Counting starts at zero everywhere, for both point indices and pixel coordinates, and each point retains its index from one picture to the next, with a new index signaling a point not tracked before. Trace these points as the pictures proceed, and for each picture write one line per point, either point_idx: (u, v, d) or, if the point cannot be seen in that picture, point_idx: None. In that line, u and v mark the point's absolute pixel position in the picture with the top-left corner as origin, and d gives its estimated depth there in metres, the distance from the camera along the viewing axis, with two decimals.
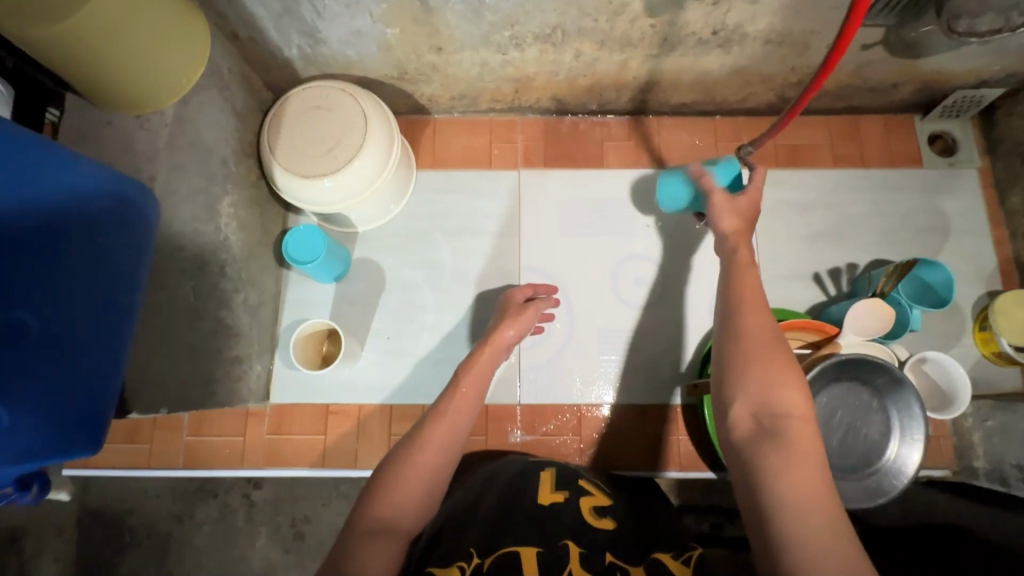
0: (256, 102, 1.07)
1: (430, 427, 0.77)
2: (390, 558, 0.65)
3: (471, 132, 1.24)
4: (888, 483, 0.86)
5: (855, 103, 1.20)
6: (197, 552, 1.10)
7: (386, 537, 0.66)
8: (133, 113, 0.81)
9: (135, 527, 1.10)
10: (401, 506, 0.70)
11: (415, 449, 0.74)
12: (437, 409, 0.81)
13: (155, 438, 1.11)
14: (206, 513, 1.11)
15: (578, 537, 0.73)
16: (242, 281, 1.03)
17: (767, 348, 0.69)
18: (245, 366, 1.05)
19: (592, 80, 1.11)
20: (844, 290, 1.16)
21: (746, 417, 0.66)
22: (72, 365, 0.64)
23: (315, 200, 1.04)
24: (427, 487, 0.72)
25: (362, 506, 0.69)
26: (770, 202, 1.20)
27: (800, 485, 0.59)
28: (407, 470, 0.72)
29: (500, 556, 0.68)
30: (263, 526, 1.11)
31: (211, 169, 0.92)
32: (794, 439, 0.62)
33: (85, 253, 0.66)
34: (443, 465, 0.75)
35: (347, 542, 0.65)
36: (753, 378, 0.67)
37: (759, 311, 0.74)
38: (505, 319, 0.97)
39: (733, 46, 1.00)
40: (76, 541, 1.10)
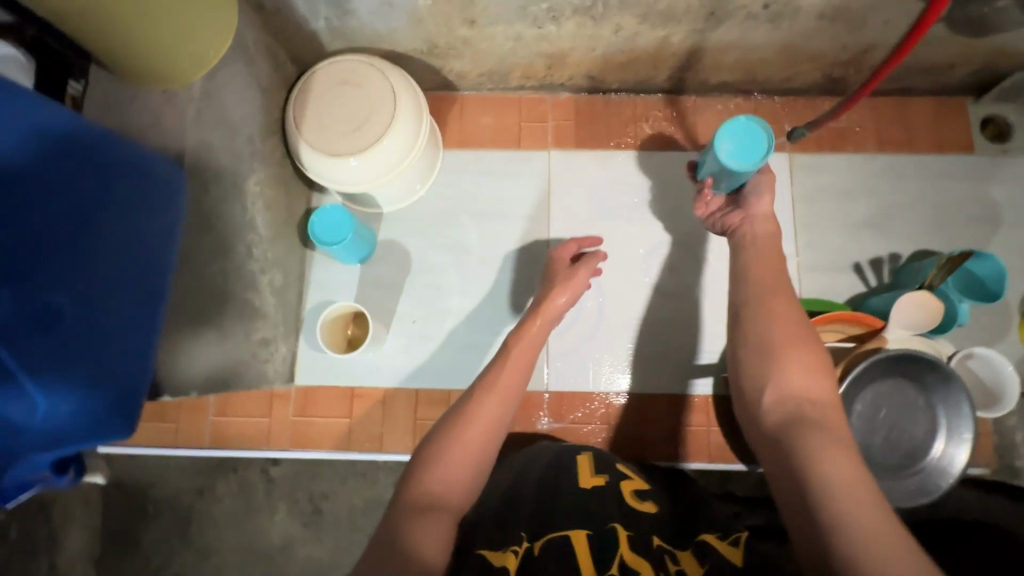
0: (281, 77, 1.03)
1: (476, 407, 0.76)
2: (442, 534, 0.63)
3: (500, 110, 1.20)
4: (932, 483, 0.84)
5: (907, 83, 1.14)
6: (218, 524, 1.10)
7: (436, 512, 0.65)
8: (159, 91, 0.77)
9: (158, 500, 1.11)
10: (453, 477, 0.69)
11: (463, 423, 0.74)
12: (478, 387, 0.80)
13: (180, 418, 1.11)
14: (225, 488, 1.11)
15: (625, 522, 0.71)
16: (267, 262, 1.00)
17: (789, 337, 0.72)
18: (273, 347, 1.04)
19: (630, 57, 1.06)
20: (885, 282, 1.12)
21: (778, 409, 0.68)
22: (108, 350, 0.63)
23: (341, 180, 1.01)
24: (474, 462, 0.71)
25: (410, 481, 0.68)
26: (810, 188, 1.16)
27: (837, 462, 0.59)
28: (454, 443, 0.72)
29: (552, 538, 0.68)
30: (281, 502, 1.10)
31: (238, 147, 0.90)
32: (826, 421, 0.64)
33: (121, 237, 0.65)
34: (490, 443, 0.74)
35: (400, 512, 0.64)
36: (781, 366, 0.70)
37: (779, 298, 0.78)
38: (559, 286, 0.95)
39: (783, 21, 0.95)
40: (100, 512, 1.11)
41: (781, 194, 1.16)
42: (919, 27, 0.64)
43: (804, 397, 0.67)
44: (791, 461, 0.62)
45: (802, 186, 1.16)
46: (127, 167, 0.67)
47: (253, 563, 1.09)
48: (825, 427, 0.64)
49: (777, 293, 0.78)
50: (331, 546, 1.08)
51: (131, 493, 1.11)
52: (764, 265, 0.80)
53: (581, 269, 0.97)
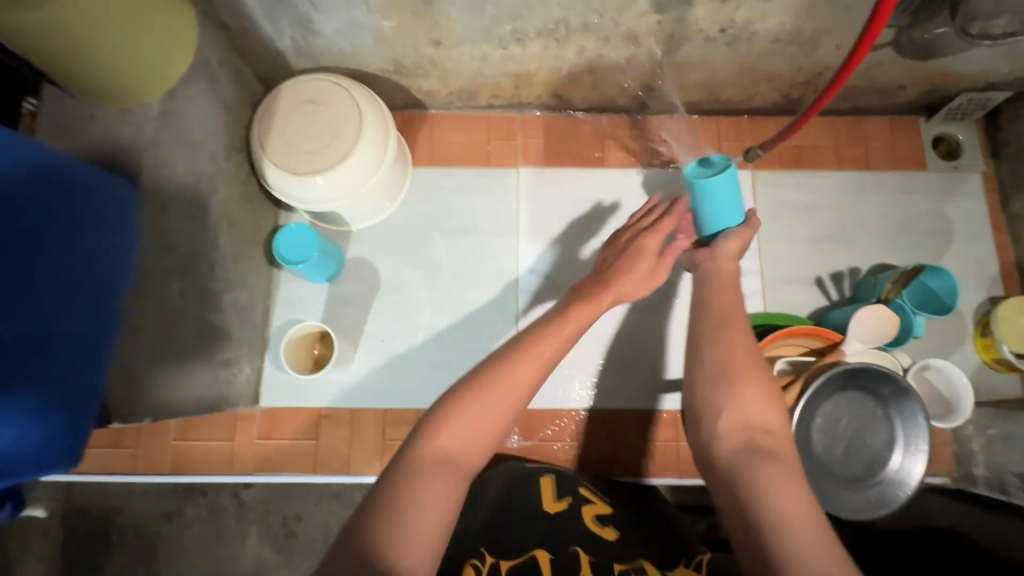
0: (247, 95, 1.02)
1: (516, 364, 0.69)
2: (450, 497, 0.59)
3: (469, 128, 1.20)
4: (891, 493, 0.85)
5: (862, 103, 1.18)
6: (186, 551, 1.06)
7: (447, 472, 0.61)
8: (114, 107, 0.76)
9: (121, 526, 1.07)
10: (476, 435, 0.64)
11: (499, 379, 0.68)
12: (522, 340, 0.73)
13: (140, 443, 1.08)
14: (195, 512, 1.07)
15: (586, 547, 0.73)
16: (231, 282, 0.99)
17: (744, 363, 0.73)
18: (235, 368, 1.01)
19: (595, 77, 1.08)
20: (847, 295, 1.14)
21: (733, 435, 0.69)
22: (58, 373, 0.62)
23: (306, 199, 1.00)
24: (498, 424, 0.66)
25: (424, 433, 0.64)
26: (773, 205, 1.18)
27: (789, 497, 0.61)
28: (479, 399, 0.66)
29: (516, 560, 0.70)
30: (254, 525, 1.07)
31: (200, 166, 0.89)
32: (775, 451, 0.66)
33: (68, 255, 0.63)
34: (517, 405, 0.68)
35: (414, 469, 0.60)
36: (735, 396, 0.71)
37: (735, 324, 0.78)
38: (632, 252, 0.86)
39: (741, 45, 0.98)
40: (60, 543, 1.06)
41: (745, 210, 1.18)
42: (859, 50, 0.65)
43: (757, 425, 0.69)
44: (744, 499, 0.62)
45: (765, 202, 1.19)
46: (75, 184, 0.65)
47: None
48: (779, 459, 0.65)
49: (733, 318, 0.79)
50: (302, 571, 1.05)
51: (93, 520, 1.07)
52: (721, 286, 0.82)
53: (651, 233, 0.87)
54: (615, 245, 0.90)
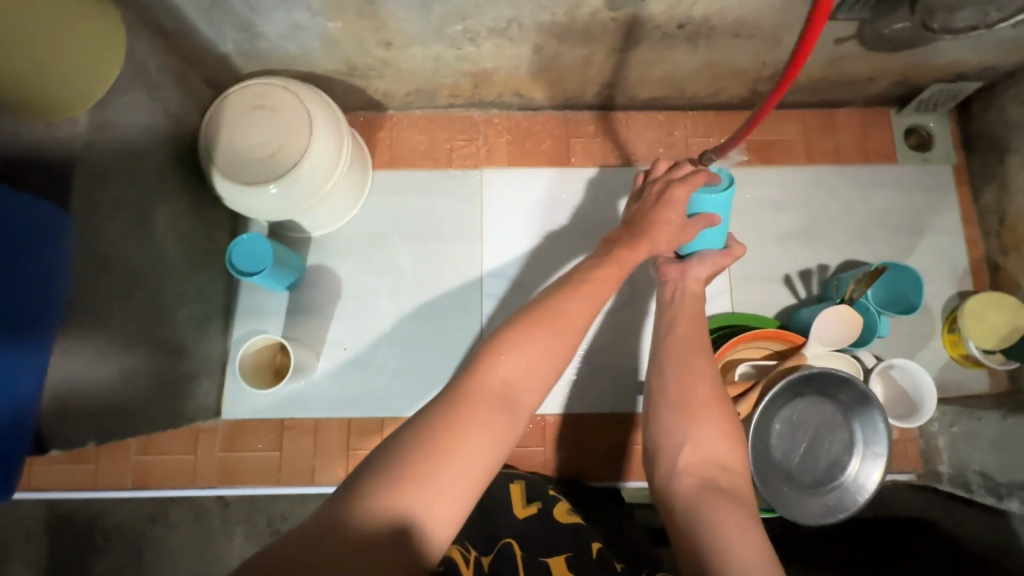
0: (195, 101, 0.99)
1: (563, 306, 0.67)
2: (501, 434, 0.57)
3: (430, 128, 1.17)
4: (849, 498, 0.86)
5: (831, 96, 1.15)
6: (174, 551, 1.09)
7: (502, 408, 0.58)
8: (42, 121, 0.69)
9: (108, 529, 1.09)
10: (522, 373, 0.61)
11: (546, 319, 0.65)
12: (569, 285, 0.71)
13: (100, 459, 1.07)
14: (179, 514, 1.09)
15: (561, 548, 0.77)
16: (184, 297, 0.97)
17: (705, 398, 0.73)
18: (193, 383, 1.00)
19: (555, 75, 1.05)
20: (815, 293, 1.13)
21: (692, 472, 0.68)
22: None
23: (258, 208, 0.97)
24: (545, 366, 0.63)
25: (478, 364, 0.61)
26: (742, 202, 1.16)
27: (740, 530, 0.60)
28: (535, 335, 0.63)
29: (496, 556, 0.76)
30: (240, 525, 1.09)
31: (142, 178, 0.86)
32: (727, 485, 0.66)
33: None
34: (569, 349, 0.65)
35: (461, 401, 0.57)
36: (693, 430, 0.71)
37: (697, 355, 0.78)
38: (661, 203, 0.84)
39: (702, 40, 0.95)
40: (44, 546, 1.08)
41: None
42: (796, 60, 0.61)
43: (718, 463, 0.68)
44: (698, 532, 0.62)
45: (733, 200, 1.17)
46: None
47: None
48: (737, 498, 0.65)
49: (694, 347, 0.79)
50: None
51: (79, 524, 1.09)
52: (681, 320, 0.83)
53: (681, 183, 0.84)
54: (646, 197, 0.87)
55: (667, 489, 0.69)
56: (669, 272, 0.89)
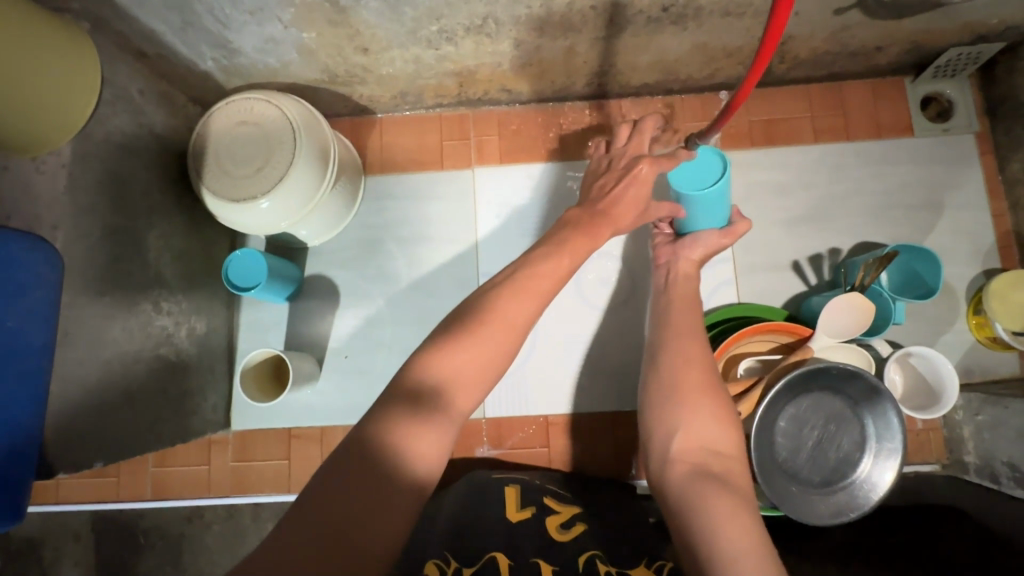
0: (182, 121, 1.00)
1: (504, 310, 0.70)
2: (440, 441, 0.61)
3: (419, 129, 1.16)
4: (861, 497, 0.83)
5: (837, 69, 1.08)
6: (209, 550, 1.10)
7: (437, 419, 0.62)
8: (26, 157, 0.71)
9: (147, 530, 1.11)
10: (457, 381, 0.64)
11: (480, 326, 0.68)
12: (506, 285, 0.73)
13: (122, 472, 1.12)
14: (213, 514, 1.10)
15: (548, 555, 0.73)
16: (184, 314, 0.99)
17: (698, 384, 0.72)
18: (199, 399, 1.03)
19: (540, 68, 1.02)
20: (826, 279, 1.08)
21: (685, 459, 0.66)
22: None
23: (251, 223, 0.97)
24: (482, 372, 0.66)
25: (412, 375, 0.64)
26: (745, 187, 1.11)
27: (731, 519, 0.58)
28: (471, 343, 0.66)
29: (479, 567, 0.69)
30: (269, 524, 1.09)
31: (132, 201, 0.87)
32: (726, 477, 0.63)
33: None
34: (508, 354, 0.68)
35: (399, 414, 0.60)
36: (683, 417, 0.69)
37: (690, 341, 0.77)
38: (623, 180, 0.84)
39: (689, 22, 0.90)
40: (91, 547, 1.12)
41: None
42: (767, 46, 0.56)
43: (711, 447, 0.66)
44: (686, 522, 0.60)
45: (735, 186, 1.11)
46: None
47: None
48: (729, 484, 0.62)
49: (689, 334, 0.79)
50: None
51: (118, 531, 1.11)
52: (674, 317, 0.82)
53: (645, 157, 0.83)
54: (612, 170, 0.87)
55: (661, 479, 0.67)
56: (664, 253, 0.94)
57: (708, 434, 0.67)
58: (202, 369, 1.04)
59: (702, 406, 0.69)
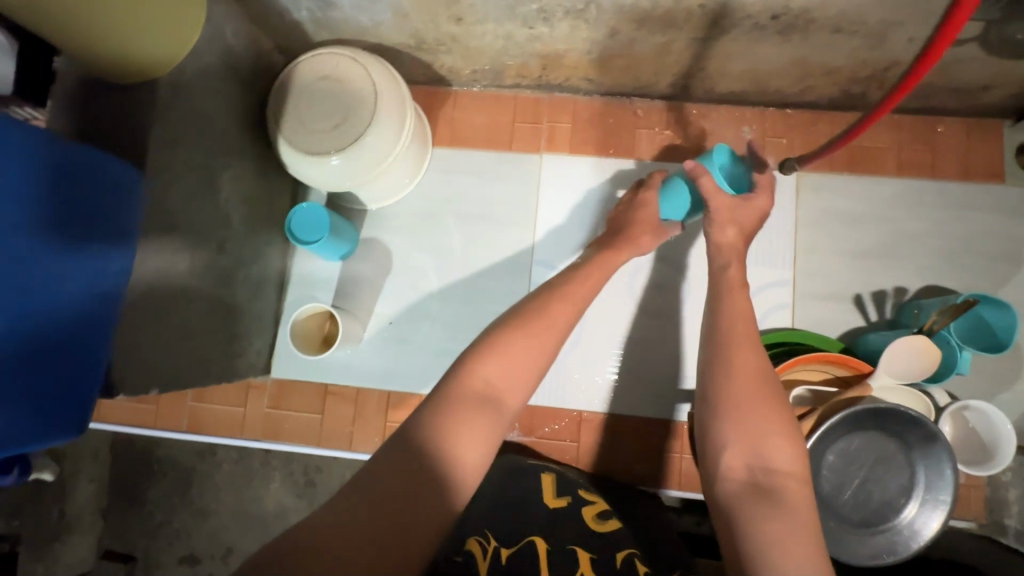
0: (265, 68, 1.01)
1: (549, 310, 0.75)
2: (487, 431, 0.61)
3: (493, 107, 1.15)
4: (899, 544, 0.82)
5: (935, 103, 1.04)
6: (218, 487, 1.15)
7: (487, 406, 0.63)
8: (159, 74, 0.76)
9: (161, 459, 1.17)
10: (505, 377, 0.67)
11: (525, 325, 0.72)
12: (544, 294, 0.78)
13: (161, 400, 1.15)
14: (225, 454, 1.15)
15: (588, 544, 0.73)
16: (242, 259, 1.00)
17: (752, 395, 0.71)
18: (245, 342, 1.04)
19: (629, 61, 0.99)
20: (887, 318, 1.05)
21: (736, 475, 0.67)
22: (26, 350, 0.61)
23: (320, 178, 0.98)
24: (526, 369, 0.69)
25: (463, 364, 0.67)
26: (816, 211, 1.08)
27: (789, 547, 0.59)
28: (514, 337, 0.70)
29: (517, 549, 0.70)
30: (277, 471, 1.14)
31: (211, 141, 0.88)
32: (786, 497, 0.64)
33: (35, 228, 0.61)
34: (552, 350, 0.72)
35: (448, 399, 0.63)
36: (733, 434, 0.69)
37: (739, 349, 0.76)
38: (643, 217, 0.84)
39: (795, 34, 0.87)
40: (109, 465, 1.17)
41: (783, 214, 1.08)
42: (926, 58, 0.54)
43: (760, 465, 0.66)
44: (737, 537, 0.62)
45: (805, 210, 1.08)
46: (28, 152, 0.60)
47: (248, 525, 1.14)
48: (782, 503, 0.63)
49: (745, 341, 0.77)
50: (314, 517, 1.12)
51: (134, 453, 1.17)
52: (728, 321, 0.80)
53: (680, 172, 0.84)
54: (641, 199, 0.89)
55: (711, 492, 0.69)
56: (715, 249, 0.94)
57: (764, 453, 0.67)
58: (253, 319, 1.06)
59: (755, 423, 0.69)
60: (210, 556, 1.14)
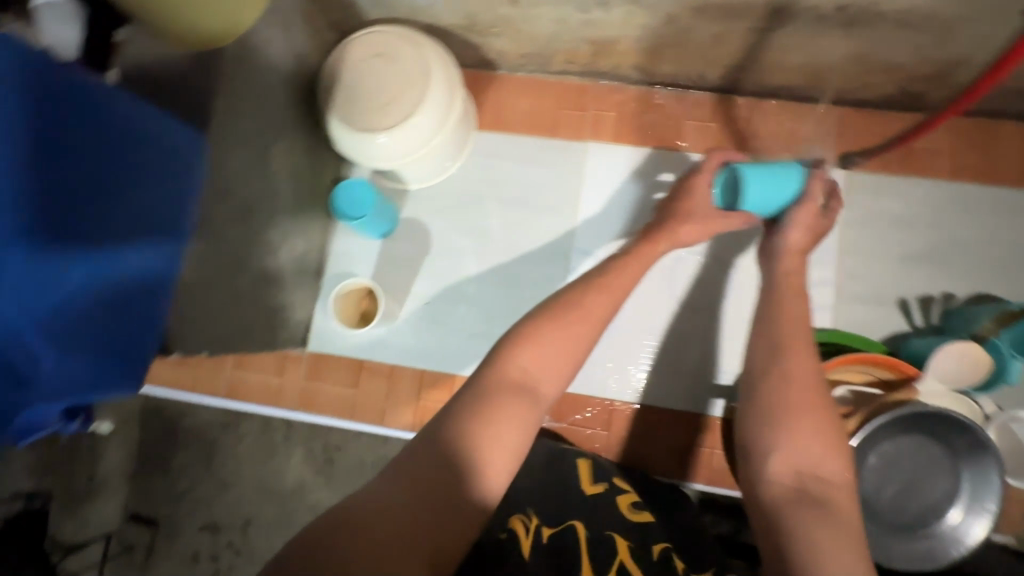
0: (319, 44, 1.02)
1: (587, 299, 0.75)
2: (524, 415, 0.63)
3: (538, 93, 1.15)
4: (940, 550, 0.81)
5: (996, 105, 1.01)
6: (240, 459, 1.16)
7: (521, 393, 0.65)
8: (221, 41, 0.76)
9: (186, 429, 1.18)
10: (541, 367, 0.68)
11: (563, 315, 0.72)
12: (583, 284, 0.78)
13: (201, 366, 1.17)
14: (249, 426, 1.16)
15: (626, 529, 0.75)
16: (289, 231, 1.01)
17: (800, 403, 0.71)
18: (287, 313, 1.07)
19: (682, 50, 0.98)
20: (933, 323, 1.02)
21: (782, 478, 0.67)
22: (96, 306, 0.63)
23: (367, 156, 0.99)
24: (562, 362, 0.70)
25: (501, 351, 0.68)
26: (864, 211, 1.06)
27: (834, 551, 0.59)
28: (549, 327, 0.71)
29: (559, 531, 0.73)
30: (299, 447, 1.14)
31: (267, 113, 0.89)
32: (828, 503, 0.64)
33: (105, 187, 0.62)
34: (588, 343, 0.73)
35: (485, 387, 0.64)
36: (783, 437, 0.69)
37: (790, 355, 0.75)
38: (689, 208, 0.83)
39: (858, 28, 0.85)
40: (135, 432, 1.19)
41: None
42: None
43: (809, 471, 0.66)
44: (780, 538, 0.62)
45: (853, 210, 1.06)
46: (117, 120, 0.63)
47: (268, 501, 1.15)
48: (828, 510, 0.63)
49: (797, 347, 0.76)
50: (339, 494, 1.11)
51: (161, 422, 1.19)
52: (774, 325, 0.80)
53: None
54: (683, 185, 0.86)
55: (754, 496, 0.69)
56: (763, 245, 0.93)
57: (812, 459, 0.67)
58: (297, 295, 1.08)
59: (801, 426, 0.69)
60: (229, 527, 1.15)
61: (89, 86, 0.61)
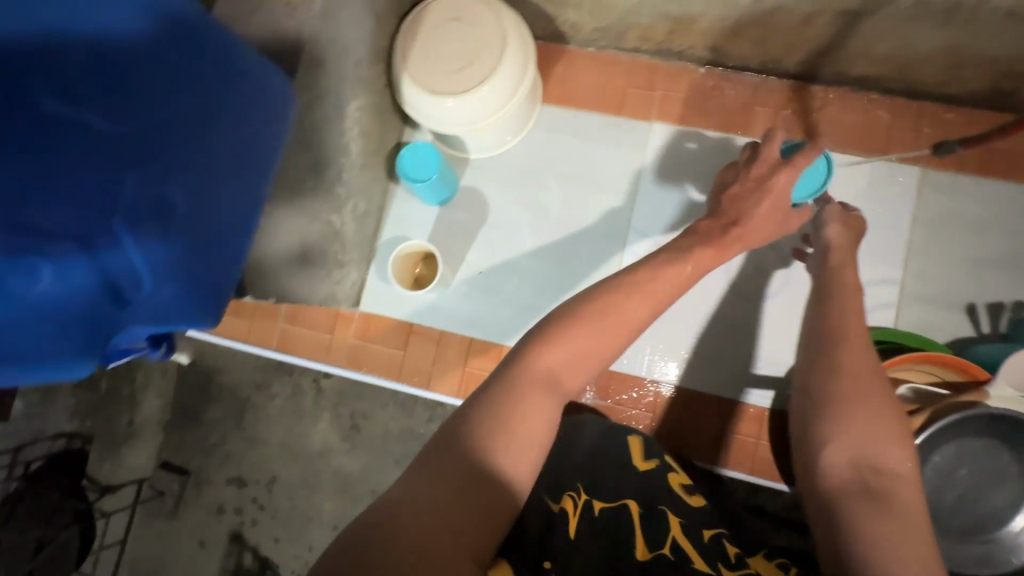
0: (396, 6, 1.02)
1: (620, 299, 0.69)
2: (547, 416, 0.61)
3: (607, 70, 1.14)
4: (1001, 554, 0.82)
5: None
6: (270, 419, 1.20)
7: (545, 394, 0.62)
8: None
9: (221, 383, 1.23)
10: (568, 364, 0.64)
11: (595, 314, 0.67)
12: (621, 280, 0.71)
13: (254, 318, 1.20)
14: (280, 389, 1.20)
15: (678, 508, 0.75)
16: (354, 191, 1.02)
17: (856, 395, 0.68)
18: (344, 271, 1.09)
19: (765, 32, 0.96)
20: (1001, 332, 0.99)
21: (840, 466, 0.66)
22: (194, 231, 0.64)
23: (436, 120, 1.00)
24: (587, 361, 0.66)
25: (526, 349, 0.64)
26: (937, 211, 1.03)
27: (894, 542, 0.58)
28: (574, 327, 0.66)
29: (613, 507, 0.74)
30: (326, 412, 1.18)
31: (346, 70, 0.90)
32: (888, 495, 0.62)
33: (202, 118, 0.64)
34: (619, 344, 0.68)
35: (508, 385, 0.61)
36: (837, 430, 0.67)
37: (845, 349, 0.73)
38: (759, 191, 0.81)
39: (957, 18, 0.82)
40: (175, 382, 1.24)
41: (901, 210, 1.03)
42: None
43: (866, 462, 0.65)
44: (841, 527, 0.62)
45: (925, 209, 1.03)
46: (223, 59, 0.66)
47: (295, 460, 1.18)
48: (886, 500, 0.62)
49: (854, 342, 0.73)
50: (363, 458, 1.15)
51: (199, 374, 1.24)
52: (846, 307, 0.78)
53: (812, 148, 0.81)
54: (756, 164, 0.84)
55: (809, 485, 0.68)
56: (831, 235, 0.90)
57: (870, 451, 0.66)
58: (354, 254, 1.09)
59: (858, 418, 0.67)
60: (255, 482, 1.19)
61: (201, 22, 0.64)
